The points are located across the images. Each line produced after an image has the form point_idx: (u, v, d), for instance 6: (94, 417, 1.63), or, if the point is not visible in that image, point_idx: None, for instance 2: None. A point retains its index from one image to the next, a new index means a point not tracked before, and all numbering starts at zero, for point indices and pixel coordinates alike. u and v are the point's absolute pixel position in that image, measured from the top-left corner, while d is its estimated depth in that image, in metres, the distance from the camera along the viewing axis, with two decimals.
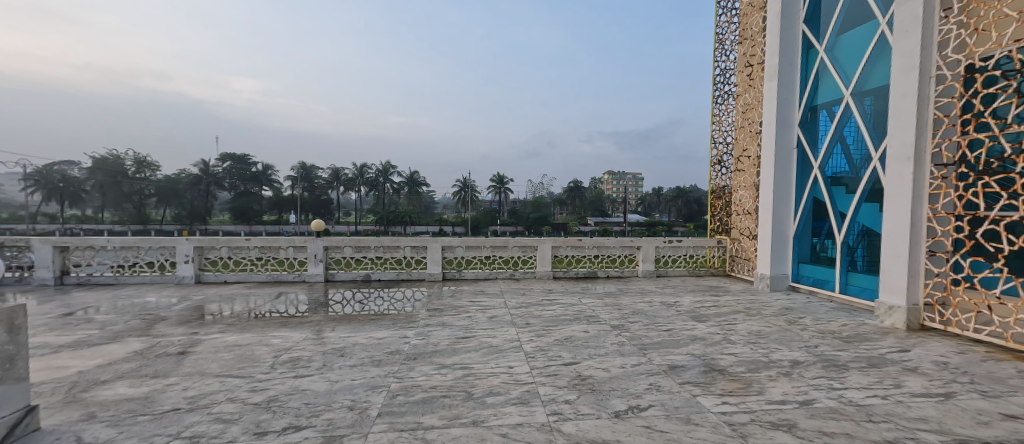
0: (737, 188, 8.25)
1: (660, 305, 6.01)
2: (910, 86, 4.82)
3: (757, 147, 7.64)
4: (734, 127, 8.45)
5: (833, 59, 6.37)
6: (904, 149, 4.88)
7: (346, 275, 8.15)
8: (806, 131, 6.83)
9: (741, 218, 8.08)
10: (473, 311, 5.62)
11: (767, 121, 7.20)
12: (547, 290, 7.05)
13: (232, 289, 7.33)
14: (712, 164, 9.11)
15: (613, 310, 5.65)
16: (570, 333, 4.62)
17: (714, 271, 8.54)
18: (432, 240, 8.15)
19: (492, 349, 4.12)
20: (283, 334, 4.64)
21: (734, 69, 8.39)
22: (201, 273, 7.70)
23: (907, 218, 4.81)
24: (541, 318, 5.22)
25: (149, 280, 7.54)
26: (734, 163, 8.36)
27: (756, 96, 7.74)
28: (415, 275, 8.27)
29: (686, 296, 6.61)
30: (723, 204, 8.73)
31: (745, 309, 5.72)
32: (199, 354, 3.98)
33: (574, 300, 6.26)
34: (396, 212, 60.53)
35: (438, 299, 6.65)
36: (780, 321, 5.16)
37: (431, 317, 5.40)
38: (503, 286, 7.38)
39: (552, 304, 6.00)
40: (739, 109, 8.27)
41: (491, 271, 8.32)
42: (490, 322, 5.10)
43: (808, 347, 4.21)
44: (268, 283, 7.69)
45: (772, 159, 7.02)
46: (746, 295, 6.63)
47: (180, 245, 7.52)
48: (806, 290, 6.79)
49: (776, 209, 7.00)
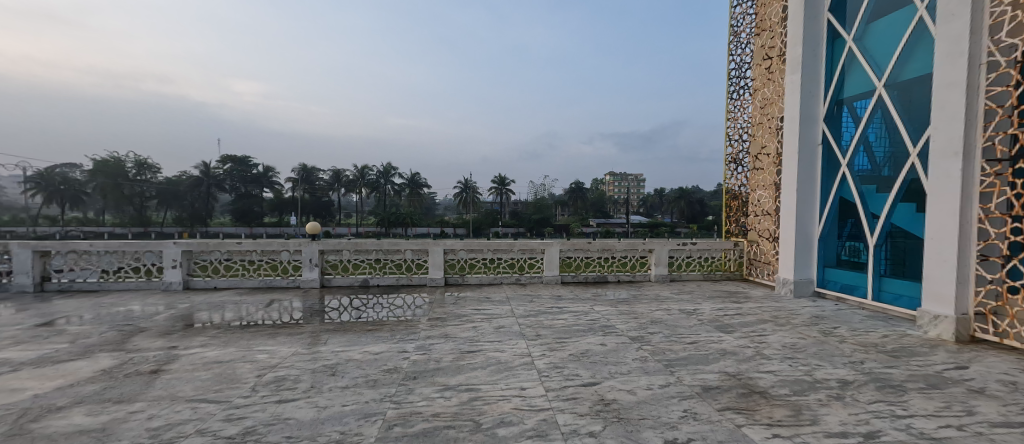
0: (755, 187, 7.82)
1: (679, 313, 5.57)
2: (958, 74, 4.40)
3: (777, 143, 7.22)
4: (750, 123, 8.04)
5: (862, 48, 5.94)
6: (951, 143, 4.46)
7: (343, 280, 7.73)
8: (832, 126, 6.40)
9: (760, 219, 7.66)
10: (478, 320, 5.20)
11: (789, 117, 6.79)
12: (556, 296, 6.63)
13: (222, 296, 6.91)
14: (727, 162, 8.69)
15: (630, 319, 5.21)
16: (585, 346, 4.19)
17: (731, 275, 8.11)
18: (434, 243, 7.72)
19: (501, 366, 3.69)
20: (271, 348, 4.22)
21: (751, 63, 7.98)
22: (190, 278, 7.27)
23: (956, 219, 4.38)
24: (553, 329, 4.80)
25: (134, 286, 7.12)
26: (752, 162, 7.94)
27: (776, 90, 7.31)
28: (415, 280, 7.85)
29: (706, 303, 6.17)
30: (739, 205, 8.31)
31: (772, 318, 5.29)
32: (173, 373, 3.56)
33: (587, 308, 5.82)
34: (396, 214, 60.09)
35: (441, 307, 6.22)
36: (814, 331, 4.73)
37: (433, 328, 4.99)
38: (509, 292, 6.96)
39: (562, 313, 5.57)
40: (756, 104, 7.85)
41: (495, 276, 7.90)
42: (497, 333, 4.68)
43: (852, 363, 3.78)
44: (260, 290, 7.26)
45: (795, 156, 6.60)
46: (770, 302, 6.19)
47: (167, 249, 7.10)
48: (833, 297, 6.35)
49: (800, 209, 6.58)
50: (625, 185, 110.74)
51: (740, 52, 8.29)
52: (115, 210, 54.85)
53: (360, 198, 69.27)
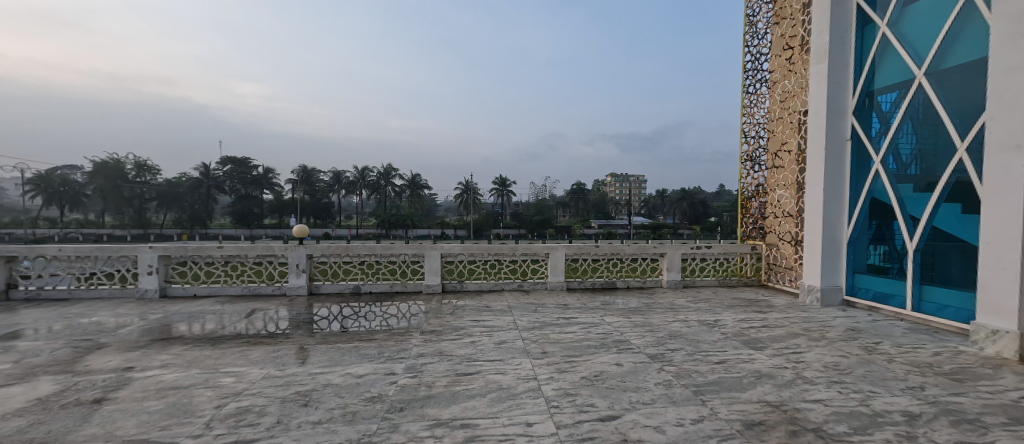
0: (775, 187, 7.29)
1: (699, 325, 5.03)
2: (1020, 57, 3.89)
3: (800, 139, 6.69)
4: (768, 118, 7.51)
5: (897, 34, 5.42)
6: (1011, 135, 3.94)
7: (333, 287, 7.17)
8: (863, 120, 5.87)
9: (780, 221, 7.13)
10: (477, 334, 4.67)
11: (813, 110, 6.26)
12: (563, 306, 6.10)
13: (201, 305, 6.40)
14: (742, 160, 8.16)
15: (646, 333, 4.68)
16: (599, 367, 3.67)
17: (749, 281, 7.56)
18: (430, 247, 7.19)
19: (503, 394, 3.16)
20: (239, 369, 3.71)
21: (769, 54, 7.45)
22: (167, 285, 6.75)
23: (1018, 222, 3.86)
24: (560, 346, 4.27)
25: (107, 294, 6.61)
26: (770, 160, 7.41)
27: (798, 82, 6.78)
28: (411, 287, 7.32)
29: (726, 313, 5.65)
30: (756, 206, 7.78)
31: (804, 331, 4.76)
32: (119, 403, 3.05)
33: (596, 319, 5.29)
34: (396, 215, 59.51)
35: (437, 317, 5.69)
36: (854, 348, 4.20)
37: (427, 343, 4.46)
38: (511, 301, 6.42)
39: (570, 325, 5.04)
40: (775, 98, 7.33)
41: (496, 282, 7.35)
42: (498, 351, 4.15)
43: (911, 389, 3.24)
44: (243, 298, 6.74)
45: (821, 152, 6.06)
46: (797, 312, 5.66)
47: (143, 253, 6.61)
48: (864, 306, 5.81)
49: (827, 210, 6.03)
50: (626, 186, 110.21)
51: (757, 43, 7.77)
52: (114, 212, 54.51)
53: (360, 198, 68.81)
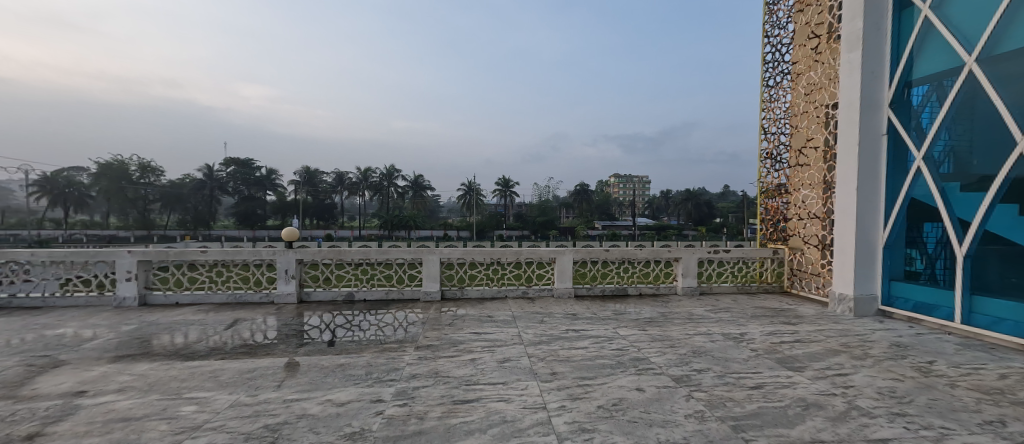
0: (799, 187, 6.78)
1: (724, 339, 4.53)
2: None
3: (828, 135, 6.18)
4: (791, 113, 7.00)
5: (941, 17, 4.91)
6: None
7: (325, 294, 6.69)
8: (901, 113, 5.35)
9: (806, 223, 6.61)
10: (477, 351, 4.18)
11: (844, 103, 5.75)
12: (572, 316, 5.61)
13: (181, 314, 5.94)
14: (762, 158, 7.65)
15: (666, 349, 4.18)
16: (618, 393, 3.18)
17: (771, 288, 7.04)
18: (428, 252, 6.72)
19: (507, 429, 2.68)
20: (205, 394, 3.24)
21: (792, 44, 6.95)
22: (147, 293, 6.30)
23: None
24: (571, 365, 3.79)
25: (83, 302, 6.16)
26: (794, 157, 6.90)
27: (825, 73, 6.28)
28: (408, 294, 6.85)
29: (752, 324, 5.14)
30: (778, 207, 7.26)
31: (844, 348, 4.24)
32: (53, 441, 2.57)
33: (609, 332, 4.79)
34: (399, 216, 59.11)
35: (434, 329, 5.20)
36: (907, 369, 3.69)
37: (421, 360, 3.98)
38: (515, 310, 5.93)
39: (581, 339, 4.54)
40: (798, 91, 6.82)
41: (499, 289, 6.87)
42: (502, 371, 3.67)
43: (991, 425, 2.73)
44: (227, 306, 6.27)
45: (854, 148, 5.55)
46: (829, 323, 5.14)
47: (121, 259, 6.16)
48: (903, 317, 5.30)
49: (862, 212, 5.51)
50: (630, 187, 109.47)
51: (778, 33, 7.27)
52: (117, 213, 54.43)
53: (362, 199, 68.54)
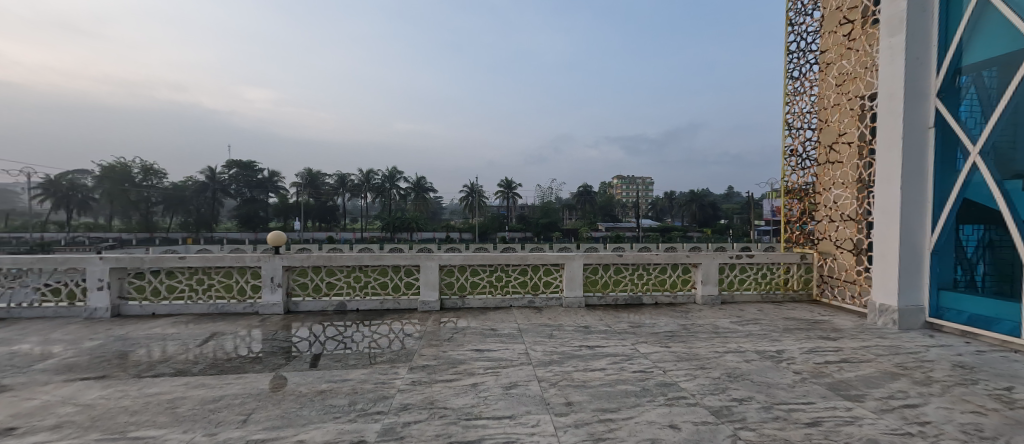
0: (830, 186, 6.23)
1: (760, 359, 3.98)
2: None
3: (864, 129, 5.62)
4: (819, 106, 6.46)
5: None
6: None
7: (314, 304, 6.17)
8: (951, 103, 4.78)
9: (838, 226, 6.07)
10: (480, 373, 3.65)
11: (884, 93, 5.20)
12: (584, 329, 5.07)
13: (156, 326, 5.43)
14: (786, 156, 7.11)
15: (697, 372, 3.64)
16: (649, 432, 2.64)
17: (798, 296, 6.48)
18: (427, 258, 6.21)
19: None
20: (154, 433, 2.71)
21: (820, 32, 6.41)
22: (121, 303, 5.79)
23: None
24: (589, 392, 3.25)
25: (51, 313, 5.65)
26: (823, 154, 6.35)
27: (859, 61, 5.73)
28: (405, 304, 6.32)
29: (788, 340, 4.58)
30: (804, 208, 6.71)
31: (901, 370, 3.68)
32: None
33: (628, 350, 4.25)
34: (401, 218, 58.58)
35: (431, 344, 4.67)
36: (985, 398, 3.13)
37: (415, 384, 3.45)
38: (521, 322, 5.39)
39: (596, 359, 4.00)
40: (828, 81, 6.28)
41: (503, 298, 6.34)
42: (508, 401, 3.13)
43: None
44: (208, 317, 5.76)
45: (897, 142, 4.99)
46: (874, 338, 4.58)
47: (93, 266, 5.66)
48: (956, 330, 4.74)
49: (907, 213, 4.95)
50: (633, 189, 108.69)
51: (803, 20, 6.74)
52: (119, 215, 54.30)
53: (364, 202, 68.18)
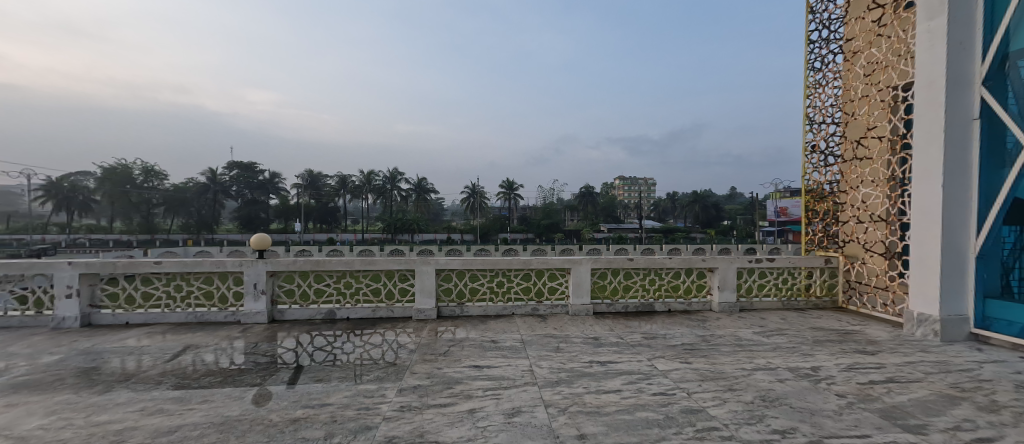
0: (857, 184, 5.77)
1: (795, 378, 3.52)
2: None
3: (897, 122, 5.17)
4: (844, 98, 6.00)
5: None
6: None
7: (301, 312, 5.74)
8: (999, 91, 4.32)
9: (866, 228, 5.61)
10: (478, 397, 3.20)
11: (922, 81, 4.74)
12: (593, 341, 4.61)
13: (128, 337, 4.99)
14: (807, 153, 6.65)
15: (726, 395, 3.18)
16: None
17: (822, 303, 6.02)
18: (423, 263, 5.78)
19: None
20: None
21: (844, 19, 5.96)
22: (92, 312, 5.37)
23: None
24: (605, 422, 2.79)
25: (15, 323, 5.22)
26: (849, 150, 5.90)
27: (891, 49, 5.28)
28: (399, 312, 5.88)
29: (821, 354, 4.12)
30: (828, 208, 6.26)
31: (960, 393, 3.22)
32: None
33: (644, 366, 3.80)
34: (402, 219, 58.11)
35: (425, 358, 4.22)
36: None
37: (403, 410, 2.99)
38: (524, 333, 4.95)
39: (610, 378, 3.55)
40: (854, 72, 5.82)
41: (504, 305, 5.89)
42: (510, 432, 2.68)
43: None
44: (185, 327, 5.33)
45: (938, 135, 4.53)
46: (917, 353, 4.12)
47: (61, 271, 5.24)
48: (1007, 343, 4.27)
49: (949, 213, 4.48)
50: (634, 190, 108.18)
51: (825, 7, 6.29)
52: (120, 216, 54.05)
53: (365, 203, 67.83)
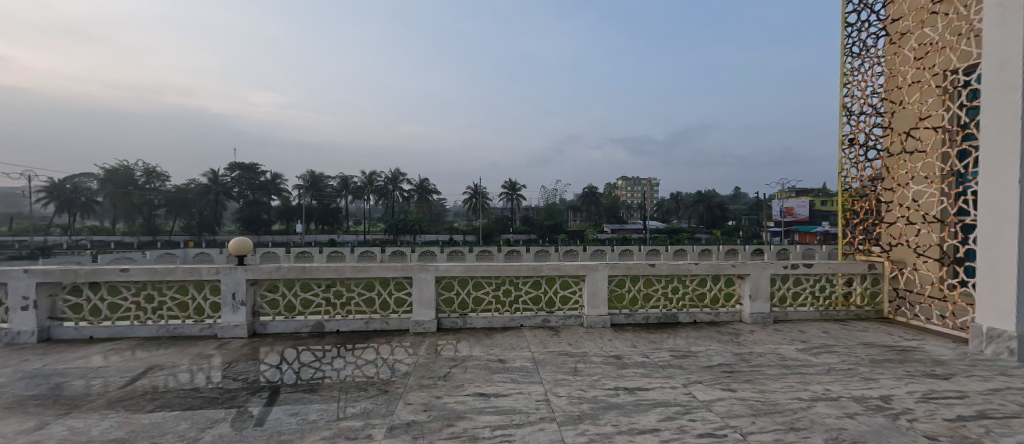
0: (906, 181, 5.16)
1: (867, 413, 2.92)
2: None
3: (958, 111, 4.54)
4: (889, 86, 5.40)
5: None
6: None
7: (286, 325, 5.17)
8: None
9: (918, 230, 5.00)
10: (484, 439, 2.60)
11: (991, 62, 4.12)
12: (615, 361, 4.02)
13: (87, 355, 4.41)
14: (843, 147, 6.05)
15: (791, 438, 2.57)
16: None
17: (864, 313, 5.42)
18: (421, 269, 5.22)
19: None
20: None
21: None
22: (52, 325, 4.81)
23: None
24: None
25: None
26: (895, 143, 5.30)
27: (948, 28, 4.67)
28: (394, 324, 5.31)
29: (885, 379, 3.51)
30: (869, 208, 5.65)
31: None
32: None
33: (682, 395, 3.20)
34: (403, 220, 57.56)
35: (423, 382, 3.63)
36: None
37: None
38: (535, 350, 4.35)
39: (643, 412, 2.95)
40: (901, 56, 5.21)
41: (511, 316, 5.31)
42: None
43: None
44: (154, 342, 4.75)
45: (1013, 124, 3.91)
46: (999, 377, 3.50)
47: (16, 280, 4.69)
48: None
49: None
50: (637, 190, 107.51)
51: None
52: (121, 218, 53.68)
53: None
